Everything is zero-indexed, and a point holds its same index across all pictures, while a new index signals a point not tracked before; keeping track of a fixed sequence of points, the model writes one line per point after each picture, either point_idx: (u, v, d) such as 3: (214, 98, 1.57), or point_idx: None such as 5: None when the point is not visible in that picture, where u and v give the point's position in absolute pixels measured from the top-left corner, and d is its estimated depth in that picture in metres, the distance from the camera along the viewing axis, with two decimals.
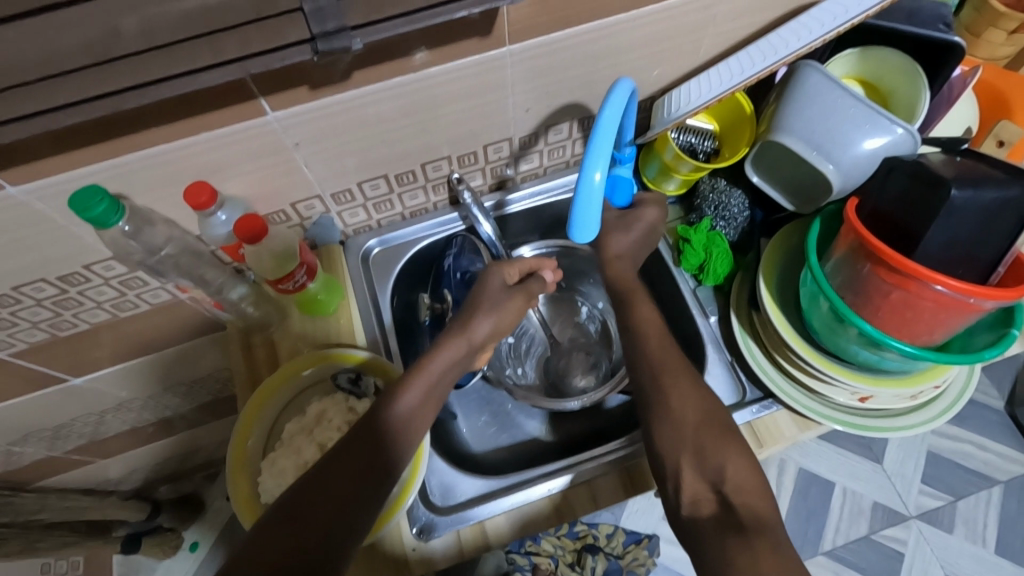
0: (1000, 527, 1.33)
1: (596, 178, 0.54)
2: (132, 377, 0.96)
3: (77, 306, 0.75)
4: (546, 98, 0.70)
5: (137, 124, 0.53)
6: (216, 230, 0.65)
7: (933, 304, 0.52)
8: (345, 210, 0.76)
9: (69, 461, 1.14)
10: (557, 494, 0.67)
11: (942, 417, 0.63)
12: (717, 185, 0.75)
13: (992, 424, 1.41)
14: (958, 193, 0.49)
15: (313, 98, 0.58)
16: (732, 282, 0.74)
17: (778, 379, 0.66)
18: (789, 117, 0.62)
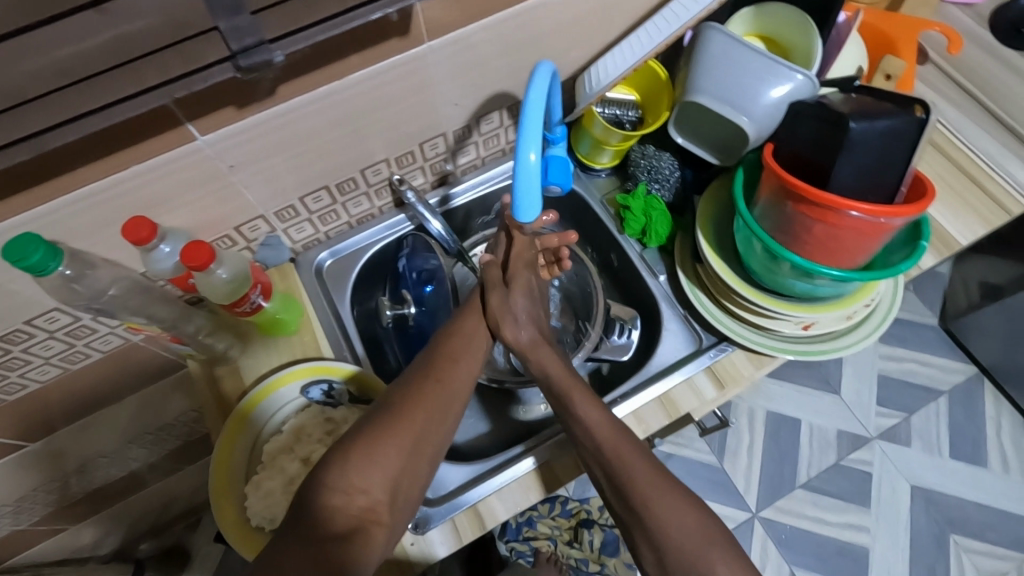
0: (950, 433, 1.44)
1: (533, 159, 0.56)
2: (93, 434, 0.92)
3: (24, 365, 0.72)
4: (472, 90, 0.72)
5: (62, 166, 0.52)
6: (161, 262, 0.63)
7: (852, 229, 0.57)
8: (291, 227, 0.76)
9: (38, 533, 1.09)
10: (542, 467, 0.69)
11: (875, 332, 0.69)
12: (647, 151, 0.79)
13: (928, 340, 1.52)
14: (856, 127, 0.54)
15: (242, 117, 0.58)
16: (674, 241, 0.78)
17: (729, 323, 0.71)
18: (702, 77, 0.66)
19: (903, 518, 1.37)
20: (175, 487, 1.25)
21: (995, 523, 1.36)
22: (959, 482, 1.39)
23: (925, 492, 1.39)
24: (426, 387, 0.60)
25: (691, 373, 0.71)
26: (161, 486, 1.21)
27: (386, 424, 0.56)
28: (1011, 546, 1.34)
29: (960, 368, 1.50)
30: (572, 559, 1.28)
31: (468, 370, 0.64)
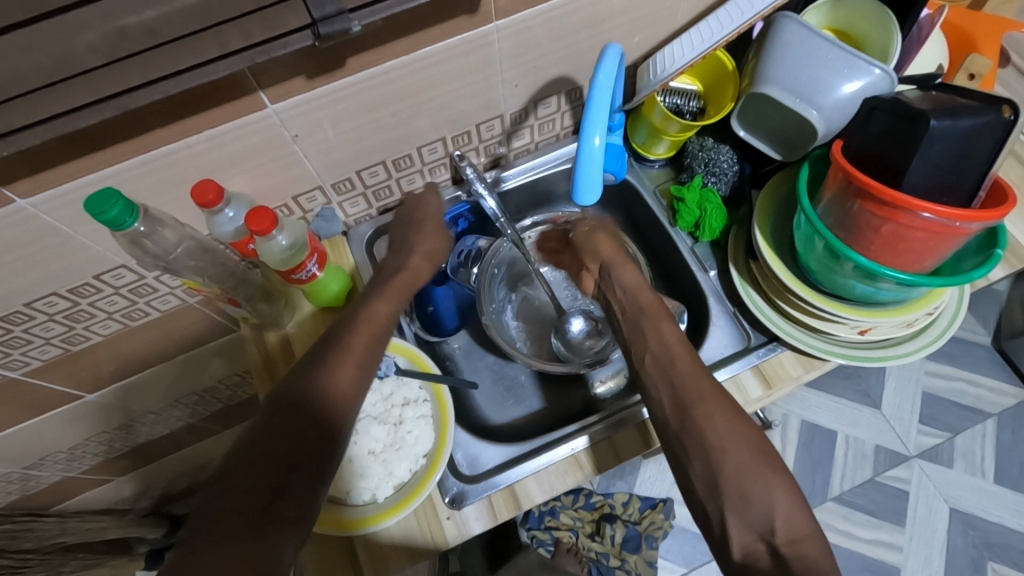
0: (996, 456, 1.38)
1: (596, 143, 0.57)
2: (144, 390, 0.96)
3: (89, 318, 0.75)
4: (533, 72, 0.72)
5: (143, 126, 0.54)
6: (223, 227, 0.65)
7: (921, 231, 0.55)
8: (346, 200, 0.78)
9: (85, 481, 1.14)
10: (579, 454, 0.69)
11: (937, 342, 0.66)
12: (705, 143, 0.78)
13: (980, 359, 1.46)
14: (938, 124, 0.52)
15: (311, 88, 0.59)
16: (728, 235, 0.76)
17: (781, 323, 0.69)
18: (771, 68, 0.65)
19: (939, 539, 1.32)
20: (213, 449, 1.29)
21: None
22: (1003, 508, 1.34)
23: (965, 515, 1.34)
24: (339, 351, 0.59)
25: (739, 371, 0.70)
26: (200, 447, 1.26)
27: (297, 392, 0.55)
28: None
29: (1013, 390, 1.43)
30: (593, 552, 1.28)
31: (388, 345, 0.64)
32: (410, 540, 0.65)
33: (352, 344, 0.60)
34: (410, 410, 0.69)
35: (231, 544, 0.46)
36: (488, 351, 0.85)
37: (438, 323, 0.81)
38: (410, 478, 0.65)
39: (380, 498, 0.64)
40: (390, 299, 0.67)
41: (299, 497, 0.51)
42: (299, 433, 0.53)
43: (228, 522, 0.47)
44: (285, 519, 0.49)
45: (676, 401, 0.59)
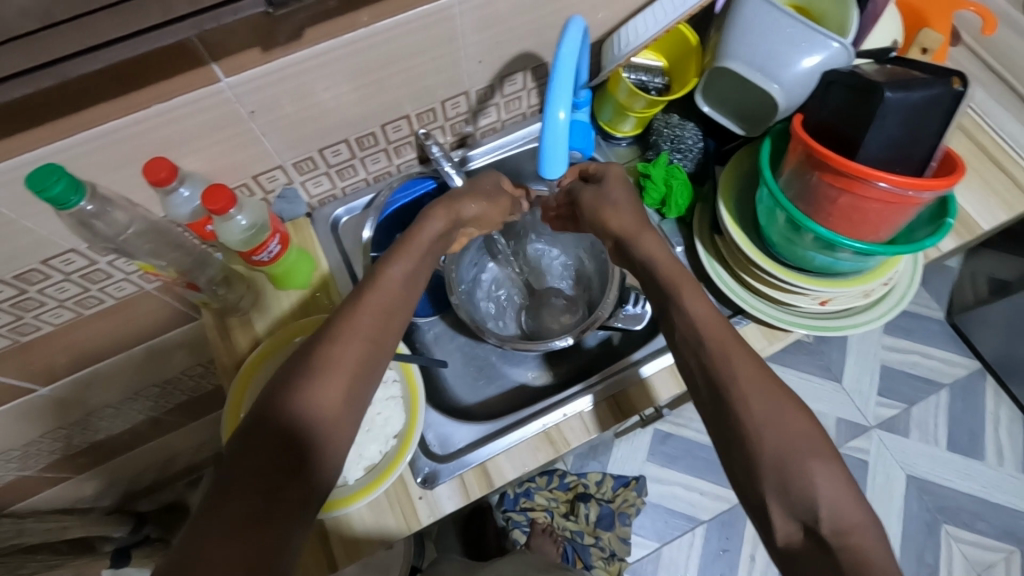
0: (948, 425, 1.44)
1: (561, 117, 0.56)
2: (101, 383, 0.92)
3: (38, 307, 0.72)
4: (497, 47, 0.71)
5: (86, 100, 0.51)
6: (178, 208, 0.63)
7: (879, 202, 0.56)
8: (308, 180, 0.76)
9: (42, 480, 1.10)
10: (551, 430, 0.70)
11: (892, 310, 0.68)
12: (671, 120, 0.79)
13: (934, 332, 1.52)
14: (892, 96, 0.53)
15: (267, 60, 0.57)
16: (693, 212, 0.77)
17: (745, 296, 0.70)
18: (733, 43, 0.65)
19: (895, 504, 1.38)
20: (180, 443, 1.26)
21: (987, 515, 1.37)
22: (954, 473, 1.41)
23: (920, 481, 1.40)
24: (354, 317, 0.58)
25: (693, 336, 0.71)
26: (164, 441, 1.22)
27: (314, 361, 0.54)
28: (1001, 539, 1.35)
29: (964, 362, 1.50)
30: (569, 531, 1.29)
31: (404, 311, 0.62)
32: (383, 521, 0.64)
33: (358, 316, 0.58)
34: (378, 391, 0.68)
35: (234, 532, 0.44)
36: (458, 332, 0.84)
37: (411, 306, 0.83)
38: (380, 459, 0.65)
39: (350, 480, 0.64)
40: (407, 258, 0.64)
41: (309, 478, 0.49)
42: (315, 408, 0.52)
43: (241, 505, 0.45)
44: (291, 506, 0.47)
45: (704, 370, 0.57)
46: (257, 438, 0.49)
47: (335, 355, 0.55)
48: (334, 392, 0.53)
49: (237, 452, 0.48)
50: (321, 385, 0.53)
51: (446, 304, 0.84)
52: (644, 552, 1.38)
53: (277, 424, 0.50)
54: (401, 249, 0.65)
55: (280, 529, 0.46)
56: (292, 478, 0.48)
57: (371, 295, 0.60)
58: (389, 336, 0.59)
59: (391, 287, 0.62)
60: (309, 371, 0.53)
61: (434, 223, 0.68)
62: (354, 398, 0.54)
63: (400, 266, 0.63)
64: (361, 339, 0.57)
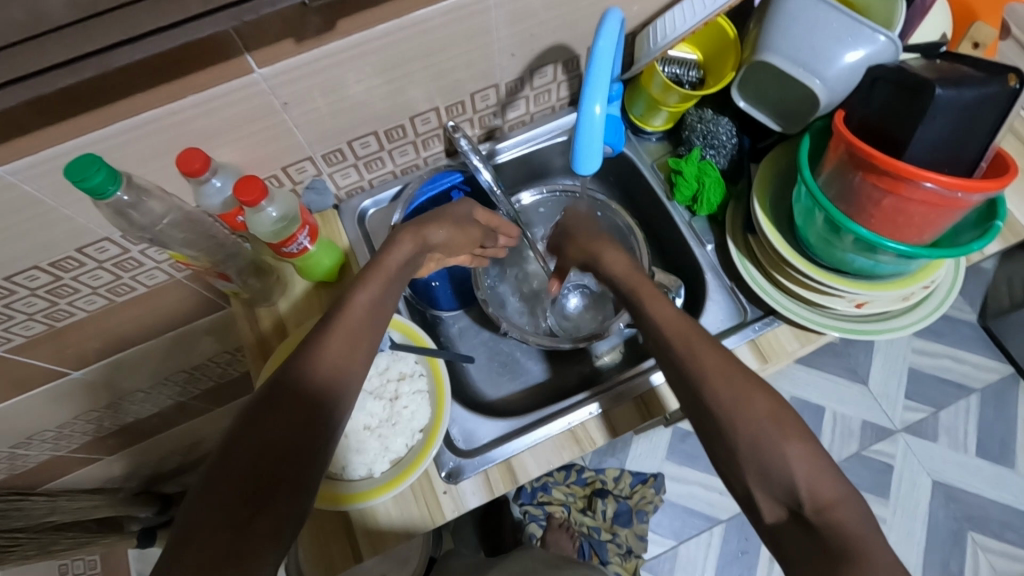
0: (979, 432, 1.41)
1: (597, 112, 0.55)
2: (131, 368, 0.94)
3: (73, 293, 0.73)
4: (529, 39, 0.69)
5: (123, 91, 0.51)
6: (211, 198, 0.63)
7: (923, 204, 0.54)
8: (337, 172, 0.76)
9: (73, 460, 1.13)
10: (576, 428, 0.69)
11: (932, 315, 0.66)
12: (705, 115, 0.76)
13: (967, 335, 1.48)
14: (943, 93, 0.51)
15: (301, 51, 0.57)
16: (726, 209, 0.76)
17: (778, 297, 0.69)
18: (773, 36, 0.63)
19: (920, 510, 1.36)
20: (205, 428, 1.28)
21: (1016, 525, 1.34)
22: (984, 481, 1.37)
23: (947, 488, 1.37)
24: (331, 330, 0.56)
25: (735, 345, 0.70)
26: (189, 426, 1.24)
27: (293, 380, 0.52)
28: None
29: (997, 367, 1.45)
30: (585, 527, 1.30)
31: (375, 335, 0.59)
32: (408, 513, 0.65)
33: (335, 330, 0.56)
34: (405, 385, 0.68)
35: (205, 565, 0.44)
36: (483, 327, 0.84)
37: (435, 300, 0.81)
38: (406, 452, 0.65)
39: (375, 473, 0.64)
40: (374, 283, 0.60)
41: (284, 506, 0.48)
42: (280, 440, 0.49)
43: (205, 546, 0.44)
44: (265, 537, 0.47)
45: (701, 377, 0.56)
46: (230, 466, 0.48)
47: (303, 376, 0.53)
48: (298, 422, 0.51)
49: (201, 491, 0.47)
50: (285, 414, 0.51)
51: (471, 298, 0.84)
52: (661, 549, 1.37)
53: (241, 457, 0.48)
54: (369, 276, 0.61)
55: (251, 559, 0.45)
56: (258, 511, 0.47)
57: (335, 321, 0.57)
58: (359, 361, 0.56)
59: (359, 312, 0.58)
60: (269, 403, 0.51)
61: (402, 248, 0.64)
62: (325, 423, 0.53)
63: (369, 290, 0.60)
64: (326, 366, 0.54)
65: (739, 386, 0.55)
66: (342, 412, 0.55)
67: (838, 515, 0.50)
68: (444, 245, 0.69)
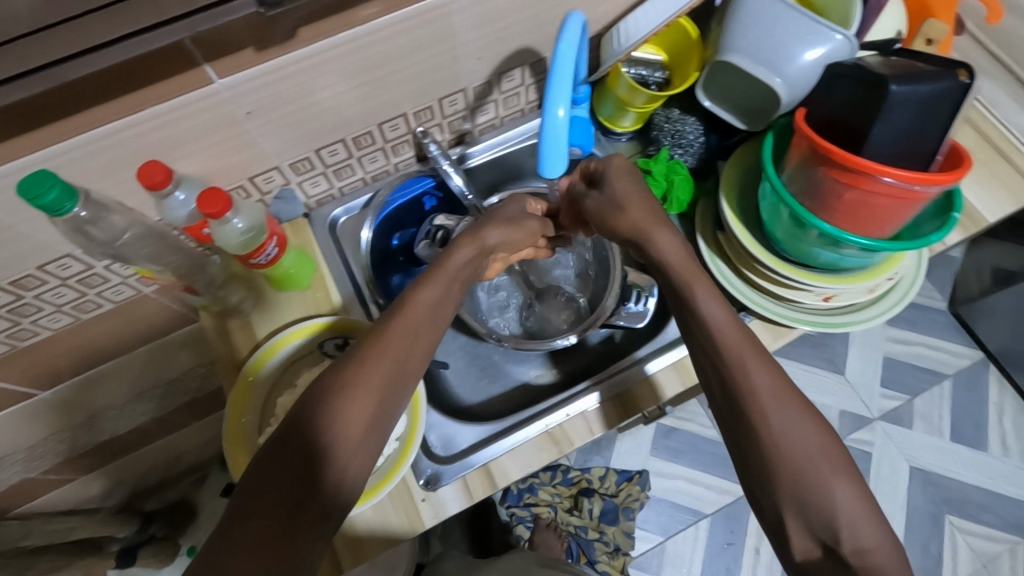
0: (953, 416, 1.44)
1: (561, 115, 0.56)
2: (102, 385, 0.92)
3: (36, 312, 0.71)
4: (495, 43, 0.70)
5: (77, 105, 0.50)
6: (176, 211, 0.62)
7: (885, 197, 0.55)
8: (306, 180, 0.75)
9: (46, 482, 1.10)
10: (554, 430, 0.69)
11: (897, 305, 0.68)
12: (672, 115, 0.78)
13: (937, 322, 1.51)
14: (898, 89, 0.52)
15: (262, 60, 0.56)
16: (696, 207, 0.76)
17: (748, 293, 0.70)
18: (734, 36, 0.64)
19: (900, 495, 1.38)
20: (183, 442, 1.26)
21: (992, 506, 1.37)
22: (959, 464, 1.40)
23: (925, 473, 1.40)
24: (392, 324, 0.56)
25: None
26: (166, 441, 1.22)
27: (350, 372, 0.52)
28: (1006, 528, 1.35)
29: (967, 352, 1.49)
30: (572, 526, 1.29)
31: (432, 334, 0.58)
32: (387, 522, 0.64)
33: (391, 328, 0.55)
34: None
35: (259, 542, 0.45)
36: (461, 332, 0.83)
37: None
38: (383, 462, 0.64)
39: None
40: (435, 284, 0.60)
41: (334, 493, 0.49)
42: (343, 425, 0.50)
43: (263, 517, 0.46)
44: (314, 522, 0.48)
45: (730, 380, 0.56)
46: (286, 448, 0.49)
47: (361, 368, 0.53)
48: (360, 407, 0.52)
49: (258, 462, 0.48)
50: (350, 399, 0.51)
51: None
52: (649, 546, 1.38)
53: (305, 438, 0.49)
54: (428, 276, 0.60)
55: (300, 542, 0.46)
56: (311, 496, 0.48)
57: (402, 312, 0.57)
58: (421, 355, 0.57)
59: (418, 311, 0.58)
60: (337, 384, 0.52)
61: (461, 251, 0.63)
62: (379, 416, 0.53)
63: (433, 288, 0.59)
64: (393, 356, 0.55)
65: (785, 392, 0.55)
66: (402, 402, 0.55)
67: (844, 530, 0.51)
68: (503, 245, 0.68)
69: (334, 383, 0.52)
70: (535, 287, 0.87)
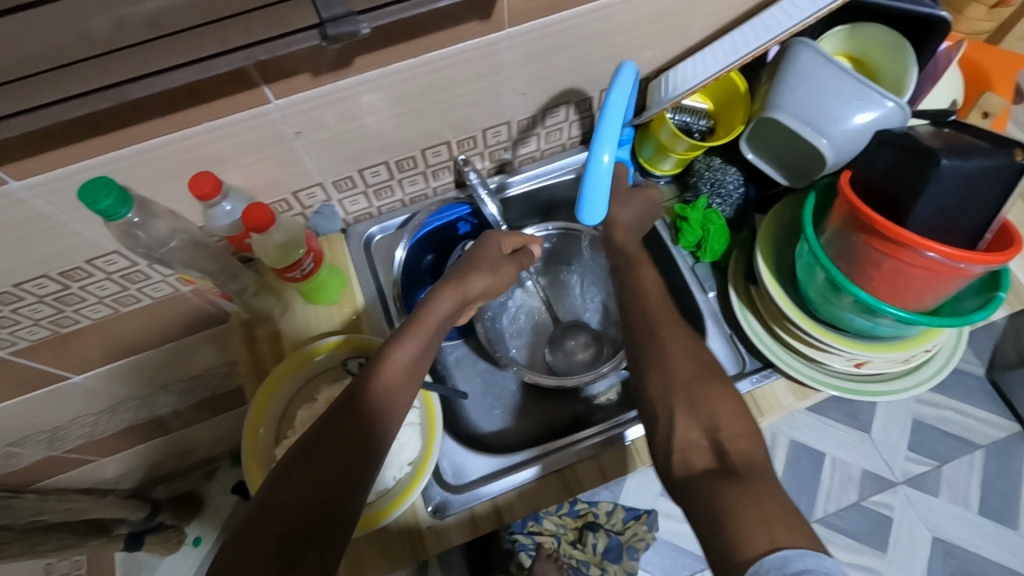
0: (982, 489, 1.38)
1: (606, 160, 0.56)
2: (131, 375, 0.95)
3: (79, 302, 0.74)
4: (542, 81, 0.71)
5: (141, 116, 0.53)
6: (219, 220, 0.64)
7: (924, 271, 0.54)
8: (346, 198, 0.77)
9: (67, 461, 1.13)
10: (566, 470, 0.69)
11: (930, 380, 0.66)
12: (713, 163, 0.77)
13: (972, 389, 1.46)
14: (948, 163, 0.51)
15: (316, 85, 0.58)
16: (729, 258, 0.76)
17: (776, 349, 0.69)
18: (783, 94, 0.64)
19: (918, 566, 1.33)
20: (200, 435, 1.29)
21: None
22: (985, 540, 1.34)
23: (947, 545, 1.34)
24: (367, 385, 0.57)
25: None
26: (184, 432, 1.24)
27: (324, 437, 0.54)
28: None
29: (1002, 423, 1.43)
30: (574, 560, 1.25)
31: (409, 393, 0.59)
32: (393, 547, 0.64)
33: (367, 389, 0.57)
34: None
35: None
36: (480, 358, 0.84)
37: None
38: (395, 484, 0.65)
39: None
40: (414, 339, 0.61)
41: (314, 560, 0.48)
42: (311, 496, 0.51)
43: None
44: None
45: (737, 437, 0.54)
46: (265, 518, 0.50)
47: (335, 431, 0.54)
48: (333, 472, 0.52)
49: (239, 535, 0.49)
50: (313, 471, 0.52)
51: (470, 328, 0.84)
52: None
53: (274, 510, 0.50)
54: (409, 330, 0.62)
55: None
56: (289, 565, 0.47)
57: (374, 377, 0.58)
58: (390, 420, 0.57)
59: (396, 369, 0.59)
60: (309, 453, 0.53)
61: (443, 303, 0.64)
62: (355, 477, 0.53)
63: (407, 349, 0.60)
64: (365, 418, 0.56)
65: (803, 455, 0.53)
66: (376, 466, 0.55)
67: None
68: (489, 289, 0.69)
69: (309, 451, 0.53)
70: (563, 322, 0.86)
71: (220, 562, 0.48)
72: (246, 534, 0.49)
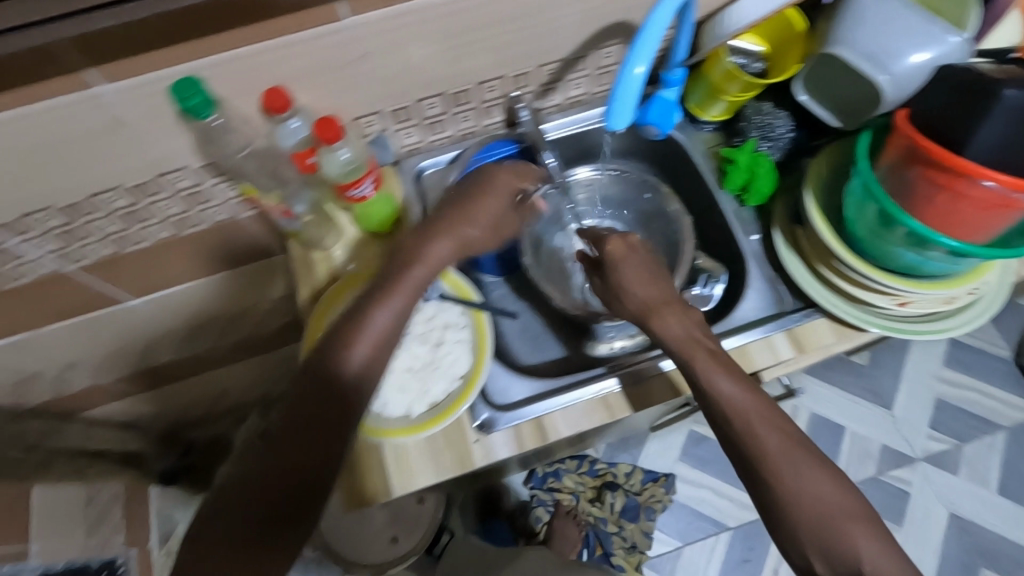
0: (1002, 469, 1.38)
1: (638, 71, 0.59)
2: (180, 304, 0.99)
3: (144, 220, 0.78)
4: (600, 17, 0.72)
5: (225, 23, 0.55)
6: (286, 138, 0.67)
7: (980, 204, 0.55)
8: (401, 129, 0.79)
9: (111, 390, 1.18)
10: (607, 396, 0.71)
11: (970, 323, 0.67)
12: (762, 108, 0.78)
13: (998, 371, 1.46)
14: (1012, 93, 0.52)
15: (387, 5, 0.60)
16: (774, 202, 0.77)
17: (820, 289, 0.70)
18: (845, 29, 0.64)
19: (933, 540, 1.34)
20: (233, 377, 1.32)
21: None
22: (1001, 519, 1.35)
23: (964, 522, 1.35)
24: (344, 344, 0.57)
25: (771, 332, 0.71)
26: (219, 373, 1.28)
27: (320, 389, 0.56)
28: None
29: None
30: (592, 516, 1.31)
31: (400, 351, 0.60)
32: (441, 458, 0.67)
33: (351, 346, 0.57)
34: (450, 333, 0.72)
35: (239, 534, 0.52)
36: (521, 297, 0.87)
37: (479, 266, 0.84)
38: (444, 398, 0.69)
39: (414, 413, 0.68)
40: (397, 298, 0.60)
41: (310, 498, 0.54)
42: (308, 442, 0.54)
43: (237, 517, 0.52)
44: (291, 520, 0.53)
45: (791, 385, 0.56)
46: (270, 456, 0.54)
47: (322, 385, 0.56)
48: (330, 424, 0.55)
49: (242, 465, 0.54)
50: (320, 420, 0.55)
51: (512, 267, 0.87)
52: (666, 548, 1.37)
53: (277, 450, 0.54)
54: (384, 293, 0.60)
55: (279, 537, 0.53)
56: (289, 500, 0.53)
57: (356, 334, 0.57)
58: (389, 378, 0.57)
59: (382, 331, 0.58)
60: (307, 404, 0.55)
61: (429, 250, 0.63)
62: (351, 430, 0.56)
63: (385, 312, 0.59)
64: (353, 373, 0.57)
65: None
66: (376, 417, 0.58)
67: None
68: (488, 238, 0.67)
69: (305, 400, 0.55)
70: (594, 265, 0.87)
71: (224, 483, 0.55)
72: (251, 466, 0.54)
